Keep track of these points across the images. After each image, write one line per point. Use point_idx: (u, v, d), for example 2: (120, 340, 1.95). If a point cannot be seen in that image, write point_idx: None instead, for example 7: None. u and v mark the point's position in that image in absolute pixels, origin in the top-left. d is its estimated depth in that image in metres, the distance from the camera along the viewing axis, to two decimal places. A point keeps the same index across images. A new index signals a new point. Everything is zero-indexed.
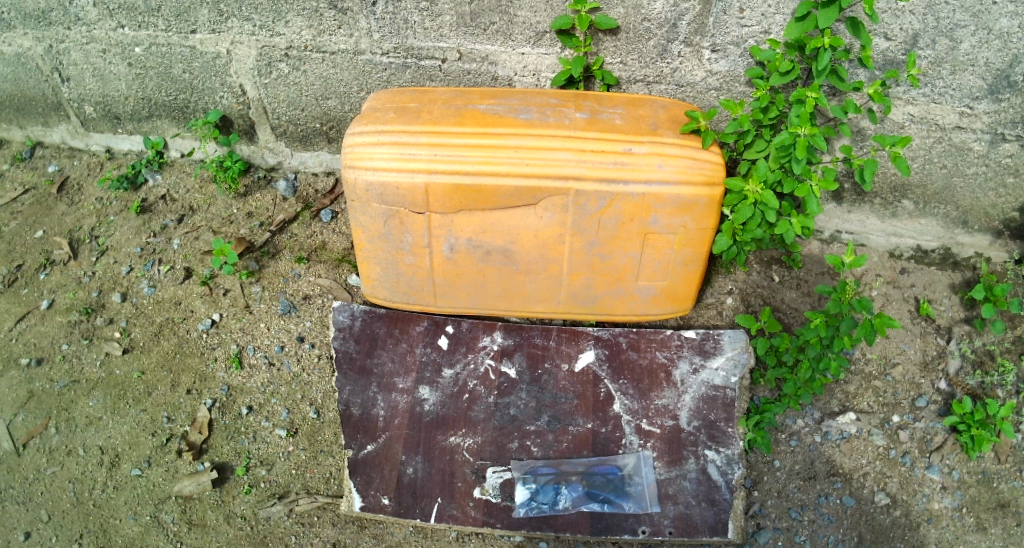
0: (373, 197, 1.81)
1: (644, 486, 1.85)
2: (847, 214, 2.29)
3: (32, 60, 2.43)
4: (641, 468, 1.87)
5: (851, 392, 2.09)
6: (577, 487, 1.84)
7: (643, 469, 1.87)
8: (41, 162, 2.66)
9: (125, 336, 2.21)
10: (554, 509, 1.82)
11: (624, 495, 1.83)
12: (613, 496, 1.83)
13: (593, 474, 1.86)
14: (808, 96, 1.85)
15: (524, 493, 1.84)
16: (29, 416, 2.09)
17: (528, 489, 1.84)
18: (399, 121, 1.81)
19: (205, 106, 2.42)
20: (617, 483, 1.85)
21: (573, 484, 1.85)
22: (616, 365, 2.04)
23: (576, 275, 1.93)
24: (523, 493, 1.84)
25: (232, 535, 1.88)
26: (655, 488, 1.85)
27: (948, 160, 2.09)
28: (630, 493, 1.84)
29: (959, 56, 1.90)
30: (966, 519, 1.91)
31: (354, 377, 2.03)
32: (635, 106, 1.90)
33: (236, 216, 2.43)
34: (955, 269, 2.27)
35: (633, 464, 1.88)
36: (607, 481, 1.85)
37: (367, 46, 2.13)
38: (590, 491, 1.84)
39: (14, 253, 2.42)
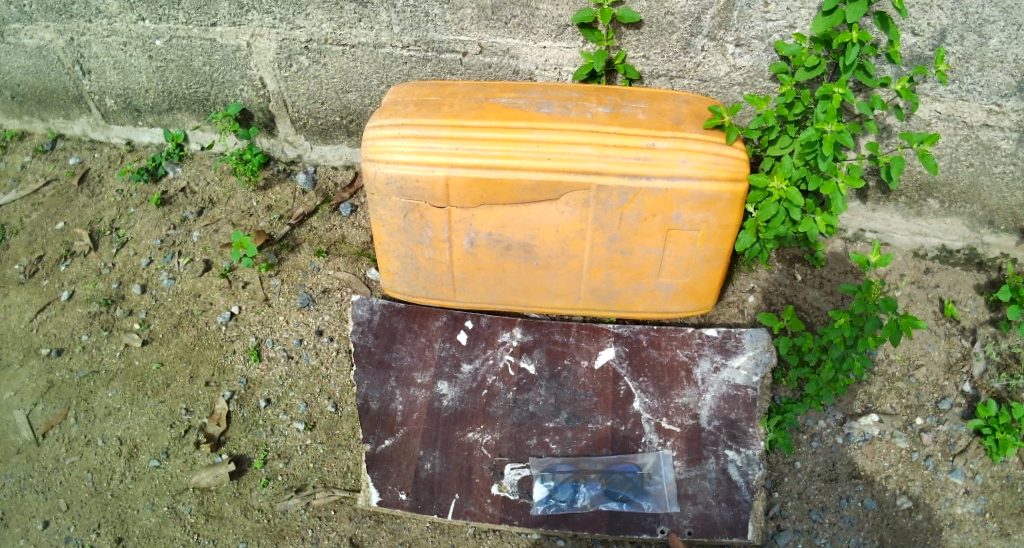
0: (392, 190, 1.80)
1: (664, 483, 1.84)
2: (871, 213, 2.25)
3: (54, 52, 2.43)
4: (660, 465, 1.86)
5: (874, 392, 2.06)
6: (596, 484, 1.83)
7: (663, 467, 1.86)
8: (62, 154, 2.68)
9: (144, 328, 2.22)
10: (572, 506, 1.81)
11: (643, 493, 1.82)
12: (632, 494, 1.82)
13: (612, 472, 1.85)
14: (835, 92, 1.83)
15: (540, 492, 1.82)
16: (49, 406, 2.11)
17: (545, 488, 1.82)
18: (420, 114, 1.80)
19: (225, 99, 2.42)
20: (636, 481, 1.83)
21: (591, 481, 1.83)
22: (636, 362, 2.02)
23: (596, 270, 1.91)
24: (540, 492, 1.82)
25: (248, 527, 1.88)
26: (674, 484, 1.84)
27: (975, 158, 2.04)
28: (649, 491, 1.82)
29: (988, 52, 1.86)
30: (989, 524, 1.88)
31: (372, 371, 2.03)
32: (658, 100, 1.87)
33: (255, 209, 2.43)
34: (980, 269, 2.23)
35: (651, 462, 1.86)
36: (626, 478, 1.84)
37: (387, 39, 2.12)
38: (608, 489, 1.82)
39: (35, 244, 2.44)
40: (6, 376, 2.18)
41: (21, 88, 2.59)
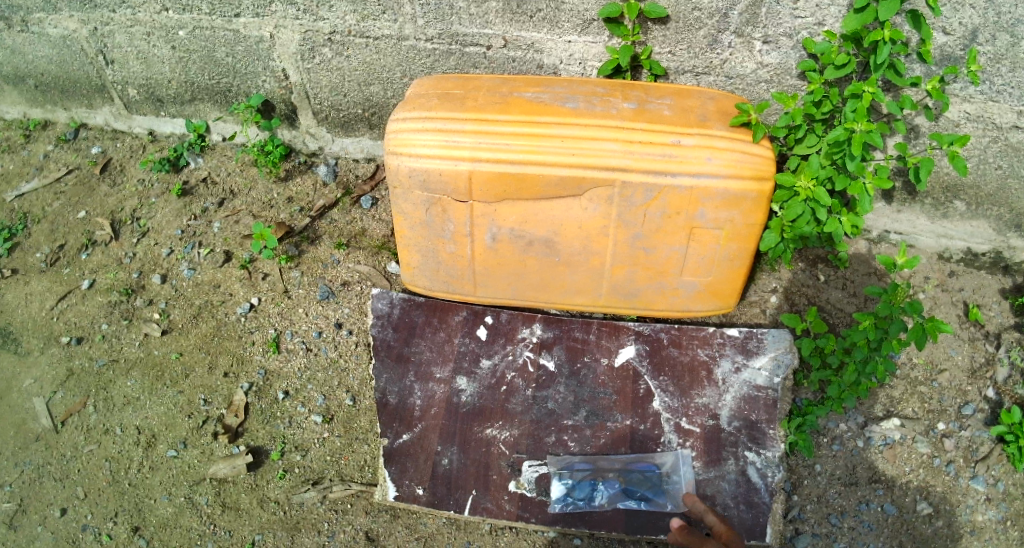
0: (415, 184, 1.80)
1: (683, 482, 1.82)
2: (897, 214, 2.22)
3: (78, 42, 2.45)
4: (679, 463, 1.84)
5: (897, 396, 2.03)
6: (613, 482, 1.82)
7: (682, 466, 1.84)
8: (85, 143, 2.69)
9: (164, 318, 2.23)
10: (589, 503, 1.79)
11: (661, 491, 1.80)
12: (649, 492, 1.80)
13: (629, 469, 1.83)
14: (865, 91, 1.79)
15: (557, 490, 1.81)
16: (69, 394, 2.12)
17: (563, 486, 1.81)
18: (443, 107, 1.79)
19: (247, 90, 2.42)
20: (654, 479, 1.82)
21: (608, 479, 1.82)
22: (656, 361, 2.00)
23: (618, 268, 1.90)
24: (557, 490, 1.81)
25: (265, 519, 1.88)
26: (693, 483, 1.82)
27: (1004, 160, 2.01)
28: (667, 490, 1.81)
29: (1020, 52, 1.82)
30: (1011, 532, 1.85)
31: (390, 365, 2.02)
32: (684, 97, 1.85)
33: (276, 200, 2.43)
34: (1006, 273, 2.20)
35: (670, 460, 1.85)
36: (644, 476, 1.82)
37: (411, 32, 2.11)
38: (626, 487, 1.81)
39: (57, 232, 2.46)
40: (27, 364, 2.19)
41: (45, 77, 2.61)
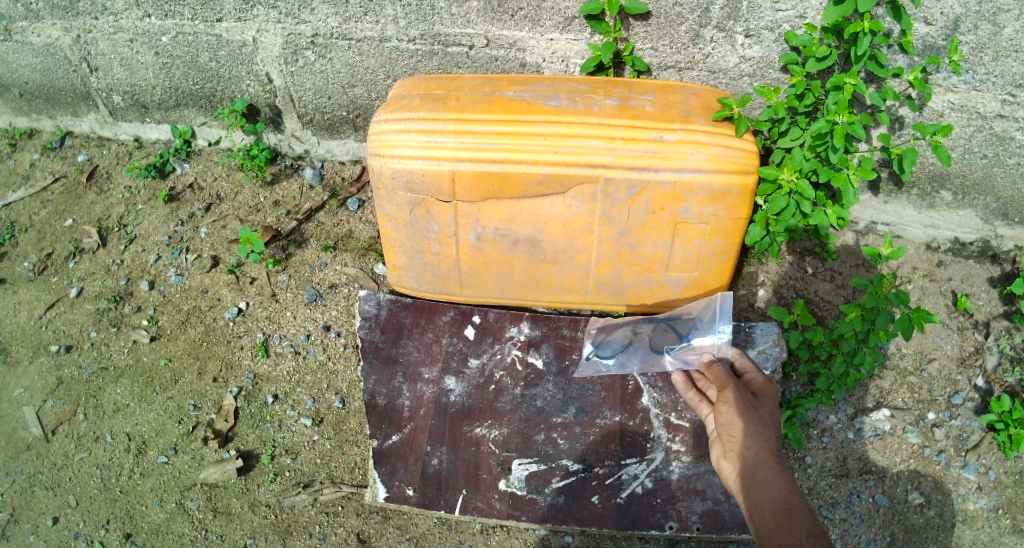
0: (399, 185, 1.79)
1: (717, 337, 1.86)
2: (883, 205, 2.22)
3: (61, 50, 2.44)
4: (717, 314, 1.87)
5: (886, 387, 2.03)
6: (647, 335, 1.98)
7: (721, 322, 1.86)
8: (71, 151, 2.68)
9: (152, 324, 2.22)
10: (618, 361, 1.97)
11: (691, 346, 1.89)
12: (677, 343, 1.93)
13: (669, 322, 1.98)
14: (846, 83, 1.81)
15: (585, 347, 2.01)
16: (58, 402, 2.11)
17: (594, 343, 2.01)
18: (425, 108, 1.78)
19: (231, 95, 2.42)
20: (688, 330, 1.93)
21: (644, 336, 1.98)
22: (645, 357, 2.00)
23: (605, 265, 1.90)
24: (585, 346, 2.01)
25: (256, 523, 1.88)
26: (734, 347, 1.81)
27: (989, 149, 2.01)
28: (696, 346, 1.89)
29: (1002, 41, 1.82)
30: (1002, 521, 1.86)
31: (379, 366, 2.02)
32: (666, 92, 1.85)
33: (263, 205, 2.43)
34: (994, 262, 2.20)
35: (709, 311, 1.90)
36: (678, 327, 1.95)
37: (393, 33, 2.10)
38: (659, 340, 1.96)
39: (44, 241, 2.45)
40: (15, 373, 2.19)
41: (29, 86, 2.60)
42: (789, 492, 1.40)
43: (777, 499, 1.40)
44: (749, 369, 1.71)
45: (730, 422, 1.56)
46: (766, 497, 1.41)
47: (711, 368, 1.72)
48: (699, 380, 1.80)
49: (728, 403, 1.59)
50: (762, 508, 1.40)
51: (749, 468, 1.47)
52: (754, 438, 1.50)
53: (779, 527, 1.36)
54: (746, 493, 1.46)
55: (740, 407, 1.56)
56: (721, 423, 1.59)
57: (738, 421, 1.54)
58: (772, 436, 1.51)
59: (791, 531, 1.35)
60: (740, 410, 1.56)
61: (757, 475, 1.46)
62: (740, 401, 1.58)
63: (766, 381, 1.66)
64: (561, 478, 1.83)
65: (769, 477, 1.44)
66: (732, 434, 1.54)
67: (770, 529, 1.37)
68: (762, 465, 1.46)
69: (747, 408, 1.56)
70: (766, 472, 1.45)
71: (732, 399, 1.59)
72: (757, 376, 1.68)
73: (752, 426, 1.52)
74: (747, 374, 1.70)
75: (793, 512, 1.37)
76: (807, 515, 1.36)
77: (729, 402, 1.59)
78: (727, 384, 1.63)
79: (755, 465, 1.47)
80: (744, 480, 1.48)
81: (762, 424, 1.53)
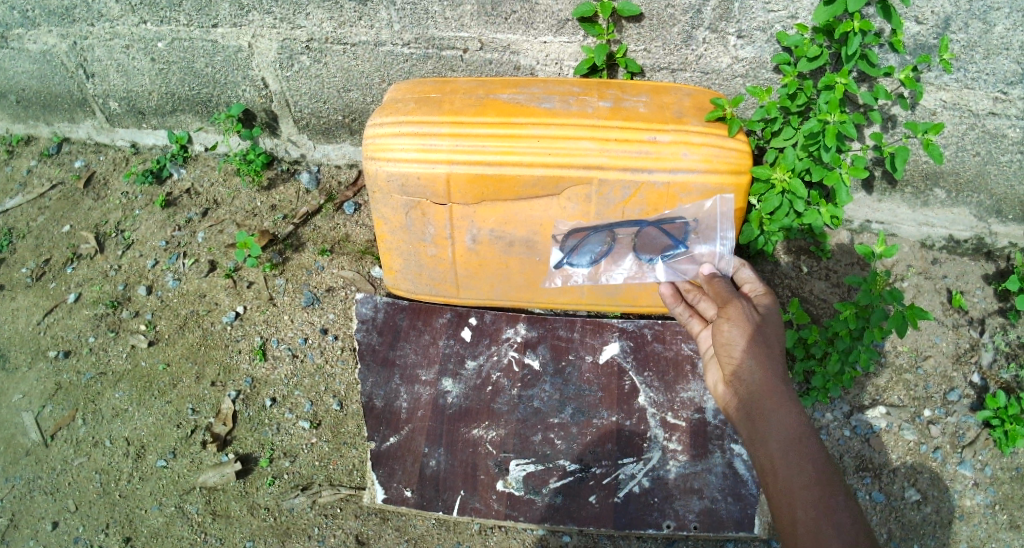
0: (394, 188, 1.80)
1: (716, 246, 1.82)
2: (877, 204, 2.23)
3: (57, 57, 2.44)
4: (721, 221, 1.79)
5: (882, 385, 2.04)
6: (629, 239, 1.85)
7: (724, 232, 1.80)
8: (68, 158, 2.69)
9: (150, 329, 2.23)
10: (596, 266, 1.91)
11: (687, 253, 1.84)
12: (670, 249, 1.85)
13: (656, 226, 1.81)
14: (837, 82, 1.82)
15: (559, 255, 1.89)
16: (57, 408, 2.12)
17: (566, 249, 1.88)
18: (420, 111, 1.79)
19: (227, 100, 2.43)
20: (681, 235, 1.82)
21: (625, 238, 1.85)
22: (641, 357, 2.01)
23: (600, 265, 1.90)
24: (559, 255, 1.89)
25: (256, 526, 1.89)
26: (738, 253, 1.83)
27: (981, 147, 2.02)
28: (691, 253, 1.84)
29: (993, 39, 1.83)
30: (998, 516, 1.87)
31: (376, 368, 2.03)
32: (659, 93, 1.86)
33: (260, 209, 2.44)
34: (988, 259, 2.21)
35: (710, 218, 1.79)
36: (669, 231, 1.82)
37: (387, 37, 2.12)
38: (645, 245, 1.85)
39: (42, 247, 2.46)
40: (14, 379, 2.19)
41: (26, 93, 2.61)
42: (796, 413, 1.33)
43: (783, 423, 1.33)
44: (751, 282, 1.73)
45: (735, 342, 1.49)
46: (771, 423, 1.34)
47: (715, 288, 1.66)
48: (688, 292, 1.79)
49: (737, 326, 1.51)
50: (765, 432, 1.33)
51: (751, 389, 1.40)
52: (758, 357, 1.43)
53: (786, 452, 1.30)
54: (748, 410, 1.39)
55: (746, 329, 1.49)
56: (725, 343, 1.51)
57: (742, 342, 1.47)
58: (779, 355, 1.44)
59: (797, 458, 1.28)
60: (748, 330, 1.49)
61: (761, 399, 1.38)
62: (748, 323, 1.50)
63: (768, 299, 1.62)
64: (559, 478, 1.84)
65: (776, 403, 1.35)
66: (735, 355, 1.47)
67: (776, 454, 1.30)
68: (765, 387, 1.38)
69: (753, 328, 1.49)
70: (770, 393, 1.37)
71: (741, 322, 1.51)
72: (759, 290, 1.66)
73: (758, 345, 1.45)
74: (747, 285, 1.72)
75: (801, 438, 1.30)
76: (814, 437, 1.30)
77: (739, 324, 1.51)
78: (733, 304, 1.57)
79: (759, 387, 1.39)
80: (744, 400, 1.41)
81: (769, 343, 1.46)
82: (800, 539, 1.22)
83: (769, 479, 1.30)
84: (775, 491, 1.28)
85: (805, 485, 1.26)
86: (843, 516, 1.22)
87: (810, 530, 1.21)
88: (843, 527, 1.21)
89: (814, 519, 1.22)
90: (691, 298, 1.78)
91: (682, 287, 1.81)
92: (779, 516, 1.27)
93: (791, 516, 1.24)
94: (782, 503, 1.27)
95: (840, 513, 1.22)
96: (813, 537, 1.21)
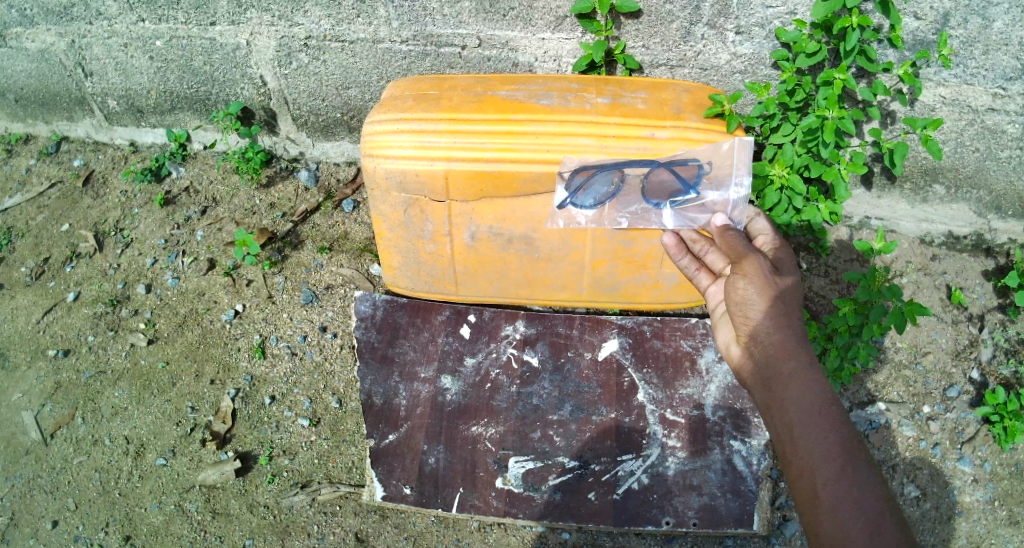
0: (392, 185, 1.79)
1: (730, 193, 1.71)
2: (876, 200, 2.23)
3: (56, 55, 2.44)
4: (736, 165, 1.70)
5: (881, 381, 2.04)
6: (638, 179, 1.73)
7: (739, 176, 1.70)
8: (67, 156, 2.69)
9: (149, 327, 2.23)
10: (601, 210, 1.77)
11: (697, 198, 1.72)
12: (680, 194, 1.73)
13: (668, 166, 1.71)
14: (836, 78, 1.82)
15: (564, 195, 1.75)
16: (57, 406, 2.12)
17: (571, 189, 1.74)
18: (418, 108, 1.79)
19: (226, 98, 2.43)
20: (692, 178, 1.72)
21: (634, 178, 1.72)
22: (640, 354, 2.01)
23: (599, 262, 1.89)
24: (563, 195, 1.75)
25: (256, 524, 1.89)
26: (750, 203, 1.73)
27: (981, 142, 2.02)
28: (702, 198, 1.72)
29: (992, 35, 1.83)
30: (998, 512, 1.87)
31: (375, 366, 2.03)
32: (658, 90, 1.86)
33: (259, 207, 2.44)
34: (988, 255, 2.21)
35: (726, 160, 1.70)
36: (681, 172, 1.71)
37: (386, 34, 2.11)
38: (654, 188, 1.73)
39: (41, 246, 2.46)
40: (13, 378, 2.19)
41: (24, 92, 2.60)
42: (817, 379, 1.19)
43: (803, 391, 1.18)
44: (765, 235, 1.63)
45: (749, 299, 1.32)
46: (790, 389, 1.19)
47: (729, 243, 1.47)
48: (693, 242, 1.66)
49: (751, 281, 1.34)
50: (783, 399, 1.20)
51: (767, 351, 1.26)
52: (775, 317, 1.28)
53: (805, 421, 1.16)
54: (763, 375, 1.25)
55: (763, 285, 1.33)
56: (738, 300, 1.35)
57: (757, 299, 1.31)
58: (797, 314, 1.29)
59: (818, 426, 1.15)
60: (764, 286, 1.32)
61: (777, 363, 1.23)
62: (764, 278, 1.34)
63: (784, 256, 1.48)
64: (558, 474, 1.84)
65: (796, 367, 1.21)
66: (749, 314, 1.31)
67: (795, 424, 1.17)
68: (782, 349, 1.24)
69: (770, 283, 1.33)
70: (788, 357, 1.23)
71: (756, 276, 1.35)
72: (773, 244, 1.57)
73: (776, 303, 1.29)
74: (760, 238, 1.63)
75: (823, 406, 1.16)
76: (836, 404, 1.17)
77: (754, 278, 1.34)
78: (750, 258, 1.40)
79: (776, 350, 1.25)
80: (759, 364, 1.27)
81: (787, 300, 1.30)
82: (820, 517, 1.11)
83: (786, 450, 1.18)
84: (791, 464, 1.16)
85: (826, 458, 1.13)
86: (866, 492, 1.10)
87: (831, 509, 1.10)
88: (868, 505, 1.09)
89: (836, 496, 1.11)
90: (697, 250, 1.64)
91: (688, 236, 1.67)
92: (796, 491, 1.15)
93: (811, 492, 1.13)
94: (799, 476, 1.14)
95: (864, 489, 1.10)
96: (835, 517, 1.10)
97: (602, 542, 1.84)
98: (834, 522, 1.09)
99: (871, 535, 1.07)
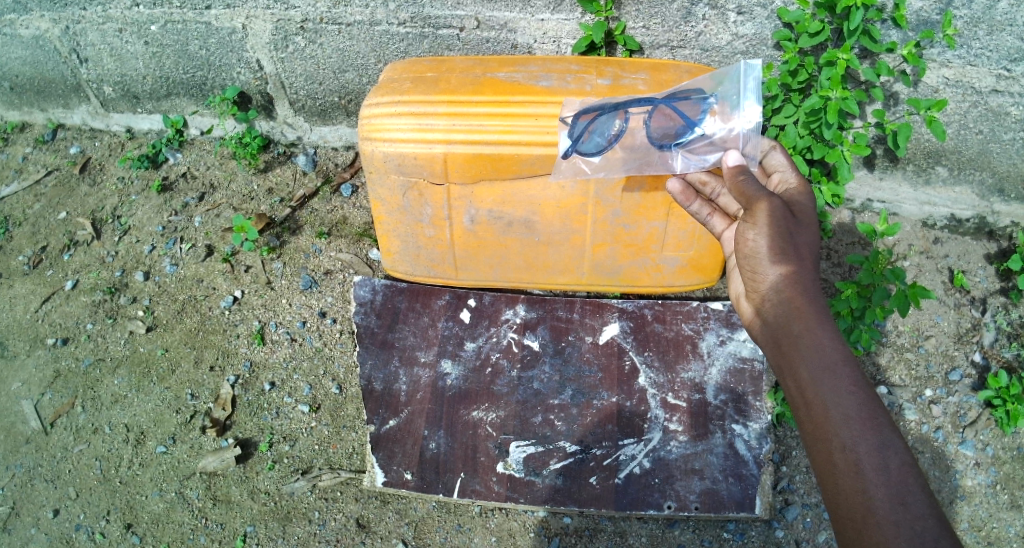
0: (390, 168, 1.77)
1: (742, 123, 1.49)
2: (878, 182, 2.20)
3: (50, 42, 2.42)
4: (744, 89, 1.49)
5: (883, 364, 2.03)
6: (641, 118, 1.59)
7: (747, 103, 1.49)
8: (63, 144, 2.66)
9: (148, 315, 2.22)
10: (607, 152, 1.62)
11: (704, 136, 1.54)
12: (684, 135, 1.56)
13: (668, 103, 1.58)
14: (839, 58, 1.83)
15: (567, 142, 1.64)
16: (56, 395, 2.11)
17: (574, 135, 1.63)
18: (416, 91, 1.75)
19: (222, 82, 2.41)
20: (698, 115, 1.55)
21: (638, 117, 1.59)
22: (641, 337, 2.00)
23: (600, 245, 1.88)
24: (567, 142, 1.64)
25: (256, 510, 1.89)
26: (768, 138, 1.52)
27: (984, 124, 1.99)
28: (709, 134, 1.53)
29: (997, 15, 1.80)
30: (1000, 496, 1.87)
31: (376, 351, 2.02)
32: (659, 71, 1.80)
33: (256, 193, 2.42)
34: (990, 238, 2.20)
35: (732, 88, 1.52)
36: (682, 109, 1.57)
37: (383, 16, 2.09)
38: (660, 131, 1.58)
39: (39, 235, 2.44)
40: (13, 367, 2.18)
41: (19, 79, 2.58)
42: (828, 338, 1.14)
43: (816, 353, 1.13)
44: (781, 171, 1.46)
45: (757, 252, 1.24)
46: (801, 351, 1.15)
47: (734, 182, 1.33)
48: (702, 186, 1.57)
49: (759, 230, 1.24)
50: (794, 362, 1.15)
51: (778, 311, 1.20)
52: (785, 274, 1.20)
53: (818, 383, 1.12)
54: (775, 337, 1.20)
55: (774, 236, 1.22)
56: (748, 252, 1.26)
57: (766, 254, 1.22)
58: (810, 267, 1.21)
59: (835, 390, 1.10)
60: (773, 236, 1.22)
61: (789, 323, 1.18)
62: (774, 224, 1.22)
63: (799, 194, 1.37)
64: (559, 459, 1.84)
65: (806, 328, 1.15)
66: (758, 270, 1.24)
67: (809, 387, 1.12)
68: (793, 309, 1.18)
69: (778, 231, 1.23)
70: (800, 315, 1.17)
71: (766, 222, 1.23)
72: (791, 184, 1.41)
73: (785, 257, 1.21)
74: (776, 176, 1.46)
75: (837, 368, 1.11)
76: (851, 363, 1.11)
77: (762, 227, 1.24)
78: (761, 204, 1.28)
79: (786, 309, 1.19)
80: (769, 324, 1.22)
81: (798, 251, 1.22)
82: (840, 485, 1.07)
83: (802, 415, 1.14)
84: (808, 429, 1.12)
85: (845, 423, 1.09)
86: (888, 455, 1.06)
87: (851, 476, 1.06)
88: (889, 470, 1.05)
89: (856, 461, 1.06)
90: (707, 193, 1.56)
91: (696, 179, 1.57)
92: (816, 458, 1.11)
93: (828, 459, 1.09)
94: (817, 443, 1.11)
95: (886, 453, 1.06)
96: (855, 484, 1.05)
97: (605, 526, 1.83)
98: (854, 489, 1.05)
99: (895, 501, 1.03)
